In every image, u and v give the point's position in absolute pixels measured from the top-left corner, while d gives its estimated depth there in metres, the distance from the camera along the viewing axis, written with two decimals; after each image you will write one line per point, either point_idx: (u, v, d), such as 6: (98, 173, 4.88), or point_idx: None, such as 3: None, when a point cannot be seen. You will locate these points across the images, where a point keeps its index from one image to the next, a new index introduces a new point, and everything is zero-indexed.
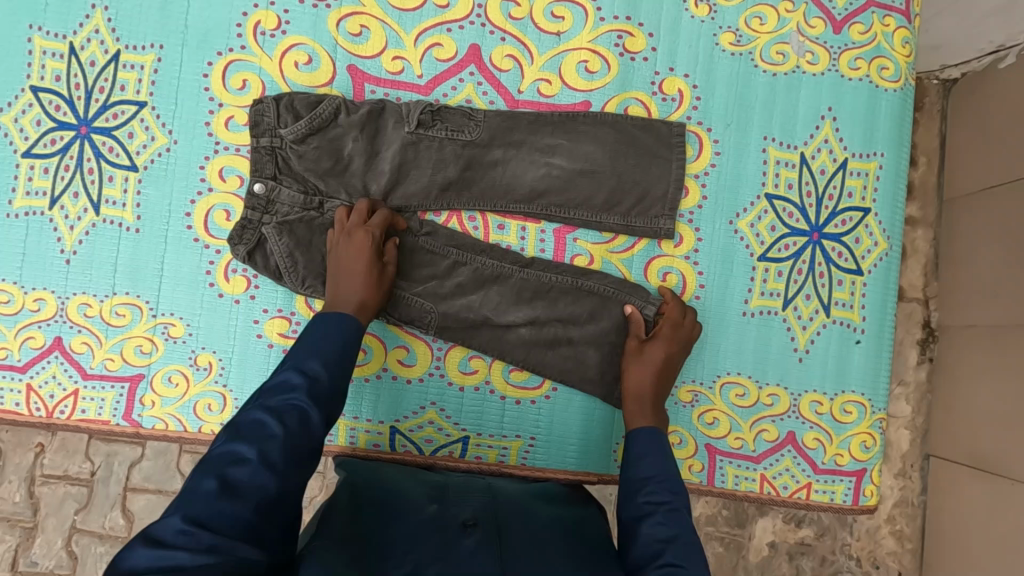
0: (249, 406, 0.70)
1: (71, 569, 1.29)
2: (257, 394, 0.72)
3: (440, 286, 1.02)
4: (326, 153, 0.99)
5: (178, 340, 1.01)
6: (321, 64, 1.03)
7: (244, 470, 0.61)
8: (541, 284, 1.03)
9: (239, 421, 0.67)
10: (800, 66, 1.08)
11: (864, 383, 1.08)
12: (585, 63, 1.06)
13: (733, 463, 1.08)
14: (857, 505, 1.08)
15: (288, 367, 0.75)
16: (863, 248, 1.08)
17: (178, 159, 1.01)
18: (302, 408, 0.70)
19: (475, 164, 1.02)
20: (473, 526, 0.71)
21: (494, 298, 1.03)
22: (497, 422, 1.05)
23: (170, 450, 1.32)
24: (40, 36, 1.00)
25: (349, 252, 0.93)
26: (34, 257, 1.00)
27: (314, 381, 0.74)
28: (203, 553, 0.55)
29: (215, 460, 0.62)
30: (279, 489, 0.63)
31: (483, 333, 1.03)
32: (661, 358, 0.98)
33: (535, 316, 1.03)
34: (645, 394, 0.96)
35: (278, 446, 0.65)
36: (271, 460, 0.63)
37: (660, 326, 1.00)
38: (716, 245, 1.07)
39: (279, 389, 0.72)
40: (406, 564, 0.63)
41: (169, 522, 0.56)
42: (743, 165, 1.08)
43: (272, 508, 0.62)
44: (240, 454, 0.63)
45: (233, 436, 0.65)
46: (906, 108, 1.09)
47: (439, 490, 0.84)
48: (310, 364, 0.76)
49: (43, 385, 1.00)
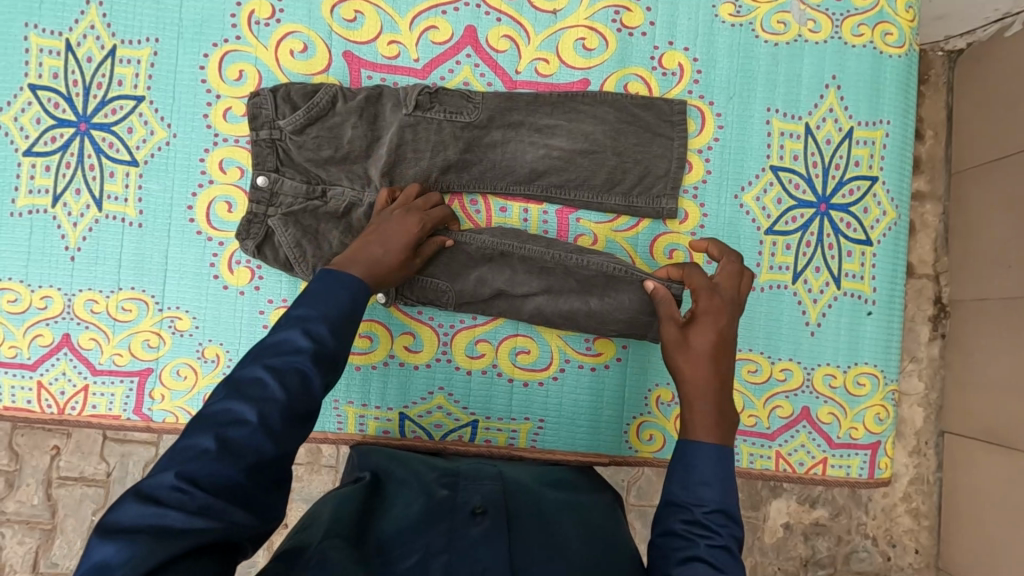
0: (250, 360, 0.68)
1: None
2: (257, 350, 0.69)
3: (451, 262, 1.00)
4: (326, 142, 0.99)
5: (185, 333, 1.01)
6: (317, 51, 1.02)
7: (240, 431, 0.60)
8: (543, 259, 0.98)
9: (239, 378, 0.65)
10: (802, 35, 1.07)
11: (876, 354, 1.07)
12: (582, 40, 1.05)
13: (747, 441, 1.07)
14: (873, 478, 1.07)
15: (293, 325, 0.71)
16: (871, 218, 1.06)
17: (179, 152, 1.01)
18: (304, 371, 0.67)
19: (475, 145, 1.02)
20: (481, 514, 0.69)
21: (506, 270, 0.99)
22: (505, 404, 1.05)
23: None
24: (36, 34, 1.00)
25: (402, 228, 0.91)
26: (40, 255, 1.00)
27: (319, 346, 0.70)
28: (196, 514, 0.55)
29: (212, 417, 0.61)
30: (276, 452, 0.61)
31: (500, 304, 1.01)
32: (712, 341, 0.82)
33: (551, 285, 0.99)
34: (702, 388, 0.79)
35: (277, 410, 0.63)
36: (268, 422, 0.62)
37: (699, 301, 0.86)
38: (722, 220, 1.06)
39: (282, 349, 0.69)
40: (412, 554, 0.63)
41: (161, 478, 0.56)
42: (746, 137, 1.06)
43: (265, 468, 0.60)
44: (238, 414, 0.61)
45: (232, 395, 0.63)
46: (912, 74, 1.07)
47: (450, 475, 0.80)
48: (318, 326, 0.72)
49: (52, 382, 1.00)
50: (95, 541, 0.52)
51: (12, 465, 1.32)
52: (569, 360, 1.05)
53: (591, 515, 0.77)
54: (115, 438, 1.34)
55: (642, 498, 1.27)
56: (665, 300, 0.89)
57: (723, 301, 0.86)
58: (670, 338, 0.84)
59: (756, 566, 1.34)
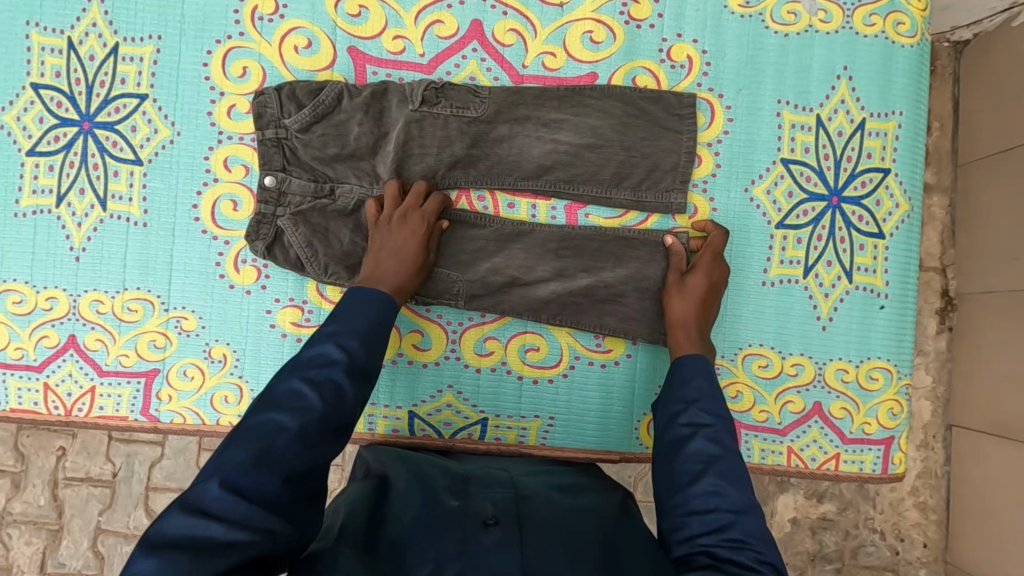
0: (286, 375, 0.69)
1: (98, 569, 1.31)
2: (292, 364, 0.70)
3: (462, 251, 1.01)
4: (333, 140, 0.98)
5: (191, 333, 1.00)
6: (321, 47, 1.01)
7: (281, 440, 0.61)
8: (565, 234, 1.03)
9: (277, 390, 0.67)
10: (812, 26, 1.05)
11: (889, 348, 1.05)
12: (589, 33, 1.04)
13: (758, 436, 1.06)
14: (886, 473, 1.06)
15: (327, 340, 0.73)
16: (883, 210, 1.05)
17: (183, 151, 1.00)
18: (338, 383, 0.69)
19: (481, 141, 1.00)
20: (493, 524, 0.69)
21: (518, 255, 1.02)
22: (515, 402, 1.04)
23: (190, 447, 1.31)
24: (38, 32, 0.99)
25: (404, 237, 0.92)
26: (44, 255, 0.99)
27: (352, 358, 0.72)
28: (236, 525, 0.55)
29: (253, 428, 0.62)
30: (310, 462, 0.62)
31: (514, 295, 1.02)
32: (705, 285, 0.96)
33: (563, 268, 1.02)
34: (690, 321, 0.94)
35: (315, 419, 0.64)
36: (306, 431, 0.63)
37: (701, 256, 0.99)
38: (732, 214, 1.05)
39: (318, 361, 0.71)
40: (426, 563, 0.63)
41: (207, 487, 0.57)
42: (756, 130, 1.05)
43: (301, 478, 0.61)
44: (276, 421, 0.63)
45: (269, 406, 0.65)
46: (923, 64, 1.05)
47: (462, 482, 0.80)
48: (350, 340, 0.74)
49: (59, 383, 1.00)
50: (138, 554, 0.52)
51: (19, 466, 1.31)
52: (579, 356, 1.04)
53: (605, 517, 0.76)
54: (120, 439, 1.33)
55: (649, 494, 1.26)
56: (678, 254, 1.00)
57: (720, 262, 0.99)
58: (672, 281, 0.98)
59: None
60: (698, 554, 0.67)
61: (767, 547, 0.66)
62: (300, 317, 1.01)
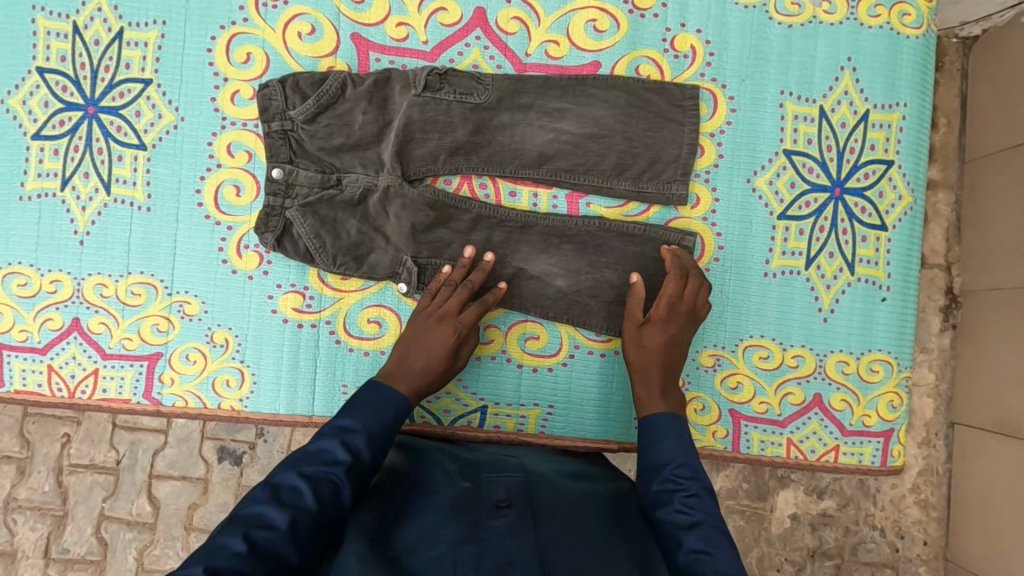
0: (288, 466, 0.71)
1: (102, 555, 1.32)
2: (296, 458, 0.72)
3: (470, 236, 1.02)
4: (337, 130, 0.98)
5: (193, 318, 1.01)
6: (325, 34, 1.01)
7: (269, 537, 0.62)
8: (566, 228, 1.02)
9: (276, 484, 0.69)
10: (816, 16, 1.05)
11: (890, 340, 1.05)
12: (593, 21, 1.03)
13: (758, 428, 1.06)
14: (886, 466, 1.06)
15: (332, 436, 0.74)
16: (886, 202, 1.05)
17: (187, 136, 1.01)
18: (337, 482, 0.70)
19: (483, 129, 1.00)
20: (506, 505, 0.72)
21: (522, 247, 1.02)
22: (515, 390, 1.04)
23: (192, 437, 1.33)
24: (43, 17, 0.99)
25: (437, 338, 0.90)
26: (49, 239, 1.00)
27: (356, 458, 0.73)
28: None
29: (245, 521, 0.64)
30: (298, 562, 0.63)
31: (521, 288, 1.03)
32: (665, 340, 0.91)
33: (570, 261, 1.02)
34: (651, 377, 0.88)
35: (307, 516, 0.65)
36: (297, 529, 0.64)
37: (658, 306, 0.93)
38: (734, 205, 1.05)
39: (322, 458, 0.72)
40: (442, 544, 0.65)
41: (190, 573, 0.57)
42: (760, 120, 1.05)
43: (287, 574, 0.61)
44: (270, 519, 0.64)
45: (269, 498, 0.66)
46: (929, 54, 1.05)
47: (472, 467, 0.83)
48: (356, 438, 0.75)
49: (63, 365, 1.01)
50: None
51: (25, 453, 1.33)
52: (578, 346, 1.04)
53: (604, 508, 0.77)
54: (124, 426, 1.35)
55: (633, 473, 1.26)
56: (635, 298, 0.96)
57: (689, 312, 0.94)
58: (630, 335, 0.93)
59: (763, 556, 1.33)
60: None
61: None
62: (302, 302, 1.01)
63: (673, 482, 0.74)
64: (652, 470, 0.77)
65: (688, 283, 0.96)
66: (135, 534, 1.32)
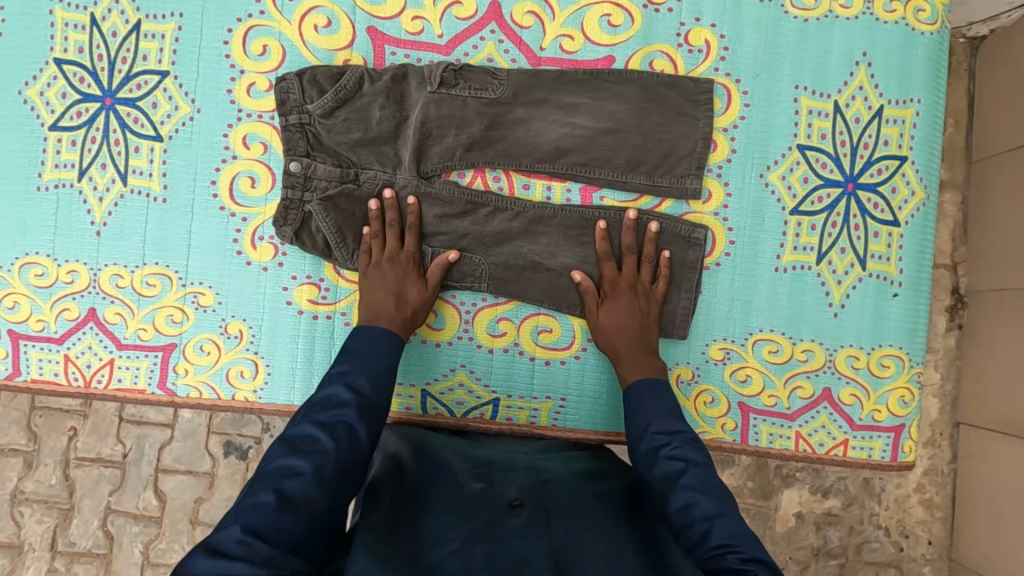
0: (300, 419, 0.73)
1: (108, 549, 1.33)
2: (306, 409, 0.75)
3: (487, 227, 1.02)
4: (354, 125, 0.99)
5: (208, 309, 1.02)
6: (341, 27, 1.02)
7: (297, 484, 0.65)
8: (583, 220, 1.03)
9: (292, 436, 0.70)
10: (830, 12, 1.05)
11: (901, 336, 1.06)
12: (607, 16, 1.04)
13: (767, 421, 1.07)
14: (896, 461, 1.06)
15: (335, 382, 0.78)
16: (899, 198, 1.05)
17: (203, 128, 1.01)
18: (349, 423, 0.73)
19: (499, 123, 1.01)
20: (519, 505, 0.71)
21: (540, 241, 1.03)
22: (527, 382, 1.05)
23: (199, 431, 1.33)
24: (61, 8, 1.00)
25: (394, 275, 0.96)
26: (65, 229, 1.01)
27: (362, 398, 0.77)
28: (261, 565, 0.57)
29: (271, 474, 0.65)
30: (327, 504, 0.66)
31: (536, 278, 1.03)
32: (624, 315, 0.98)
33: (585, 255, 1.03)
34: (621, 351, 0.96)
35: (330, 461, 0.68)
36: (322, 474, 0.67)
37: (607, 287, 1.00)
38: (746, 200, 1.05)
39: (329, 404, 0.75)
40: (452, 541, 0.67)
41: (227, 532, 0.58)
42: (773, 116, 1.05)
43: (319, 520, 0.64)
44: (295, 469, 0.66)
45: (289, 451, 0.68)
46: (943, 51, 1.05)
47: (483, 466, 0.83)
48: (357, 379, 0.80)
49: (79, 355, 1.01)
50: None
51: (32, 445, 1.33)
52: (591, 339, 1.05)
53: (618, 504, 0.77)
54: (131, 421, 1.35)
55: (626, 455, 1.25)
56: (590, 288, 1.00)
57: (648, 290, 1.01)
58: (596, 321, 0.99)
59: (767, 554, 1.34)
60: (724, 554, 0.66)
61: (753, 547, 0.67)
62: (317, 294, 1.02)
63: (657, 440, 0.81)
64: (640, 432, 0.83)
65: (622, 262, 1.01)
66: (142, 528, 1.33)
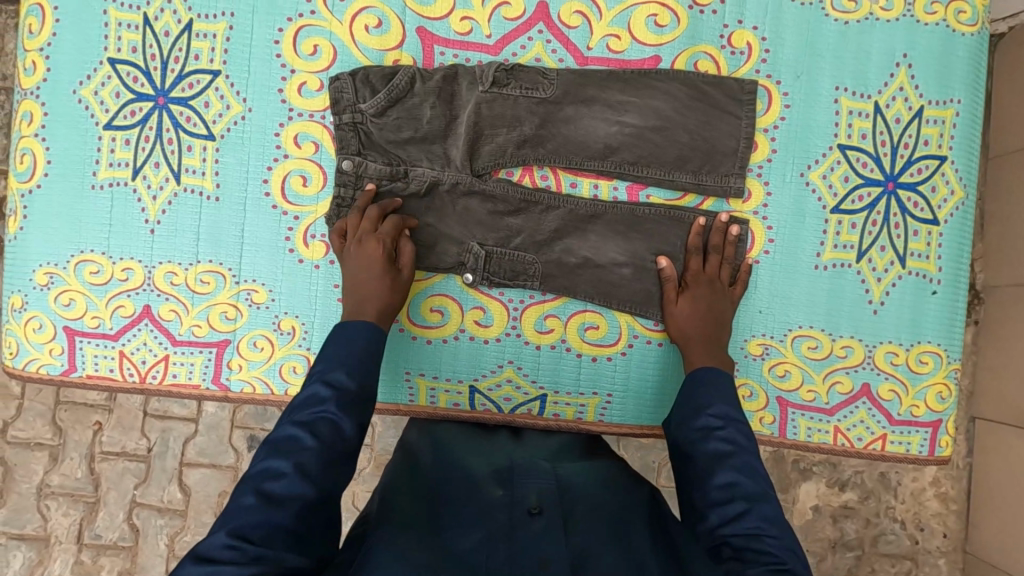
0: (280, 420, 0.73)
1: (133, 541, 1.35)
2: (288, 409, 0.75)
3: (540, 224, 1.04)
4: (406, 124, 1.00)
5: (261, 306, 1.03)
6: (391, 27, 1.03)
7: (280, 483, 0.66)
8: (633, 218, 1.04)
9: (274, 437, 0.71)
10: (872, 13, 1.06)
11: (940, 333, 1.07)
12: (653, 16, 1.05)
13: (806, 415, 1.09)
14: (933, 456, 1.08)
15: (313, 380, 0.77)
16: (939, 197, 1.06)
17: (255, 127, 1.02)
18: (332, 418, 0.73)
19: (549, 122, 1.02)
20: (538, 513, 0.72)
21: (592, 237, 1.05)
22: (574, 378, 1.06)
23: (222, 425, 1.35)
24: (115, 8, 1.01)
25: (370, 257, 0.94)
26: (121, 226, 1.02)
27: (341, 391, 0.76)
28: (249, 565, 0.60)
29: (254, 476, 0.67)
30: (317, 495, 0.67)
31: (586, 275, 1.05)
32: (703, 306, 1.00)
33: (635, 252, 1.05)
34: (691, 338, 0.98)
35: (312, 457, 0.69)
36: (306, 470, 0.68)
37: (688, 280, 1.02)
38: (786, 199, 1.07)
39: (309, 403, 0.75)
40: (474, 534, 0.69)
41: (214, 539, 0.61)
42: (813, 115, 1.06)
43: (310, 513, 0.66)
44: (276, 469, 0.67)
45: (270, 453, 0.69)
46: (983, 52, 1.07)
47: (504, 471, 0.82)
48: (335, 373, 0.78)
49: (134, 351, 1.03)
50: None
51: (57, 439, 1.35)
52: (637, 335, 1.06)
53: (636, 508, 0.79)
54: (154, 414, 1.37)
55: (672, 480, 1.33)
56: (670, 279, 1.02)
57: (726, 289, 1.03)
58: (671, 311, 1.01)
59: None
60: (761, 535, 0.69)
61: (783, 532, 0.70)
62: None
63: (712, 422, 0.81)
64: (693, 413, 0.84)
65: (707, 258, 1.03)
66: (166, 520, 1.35)
